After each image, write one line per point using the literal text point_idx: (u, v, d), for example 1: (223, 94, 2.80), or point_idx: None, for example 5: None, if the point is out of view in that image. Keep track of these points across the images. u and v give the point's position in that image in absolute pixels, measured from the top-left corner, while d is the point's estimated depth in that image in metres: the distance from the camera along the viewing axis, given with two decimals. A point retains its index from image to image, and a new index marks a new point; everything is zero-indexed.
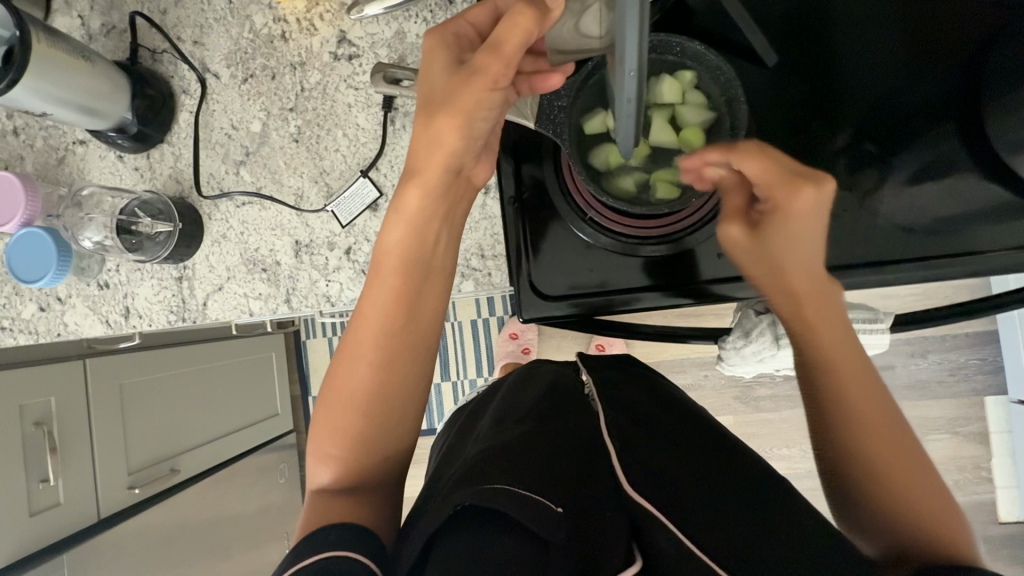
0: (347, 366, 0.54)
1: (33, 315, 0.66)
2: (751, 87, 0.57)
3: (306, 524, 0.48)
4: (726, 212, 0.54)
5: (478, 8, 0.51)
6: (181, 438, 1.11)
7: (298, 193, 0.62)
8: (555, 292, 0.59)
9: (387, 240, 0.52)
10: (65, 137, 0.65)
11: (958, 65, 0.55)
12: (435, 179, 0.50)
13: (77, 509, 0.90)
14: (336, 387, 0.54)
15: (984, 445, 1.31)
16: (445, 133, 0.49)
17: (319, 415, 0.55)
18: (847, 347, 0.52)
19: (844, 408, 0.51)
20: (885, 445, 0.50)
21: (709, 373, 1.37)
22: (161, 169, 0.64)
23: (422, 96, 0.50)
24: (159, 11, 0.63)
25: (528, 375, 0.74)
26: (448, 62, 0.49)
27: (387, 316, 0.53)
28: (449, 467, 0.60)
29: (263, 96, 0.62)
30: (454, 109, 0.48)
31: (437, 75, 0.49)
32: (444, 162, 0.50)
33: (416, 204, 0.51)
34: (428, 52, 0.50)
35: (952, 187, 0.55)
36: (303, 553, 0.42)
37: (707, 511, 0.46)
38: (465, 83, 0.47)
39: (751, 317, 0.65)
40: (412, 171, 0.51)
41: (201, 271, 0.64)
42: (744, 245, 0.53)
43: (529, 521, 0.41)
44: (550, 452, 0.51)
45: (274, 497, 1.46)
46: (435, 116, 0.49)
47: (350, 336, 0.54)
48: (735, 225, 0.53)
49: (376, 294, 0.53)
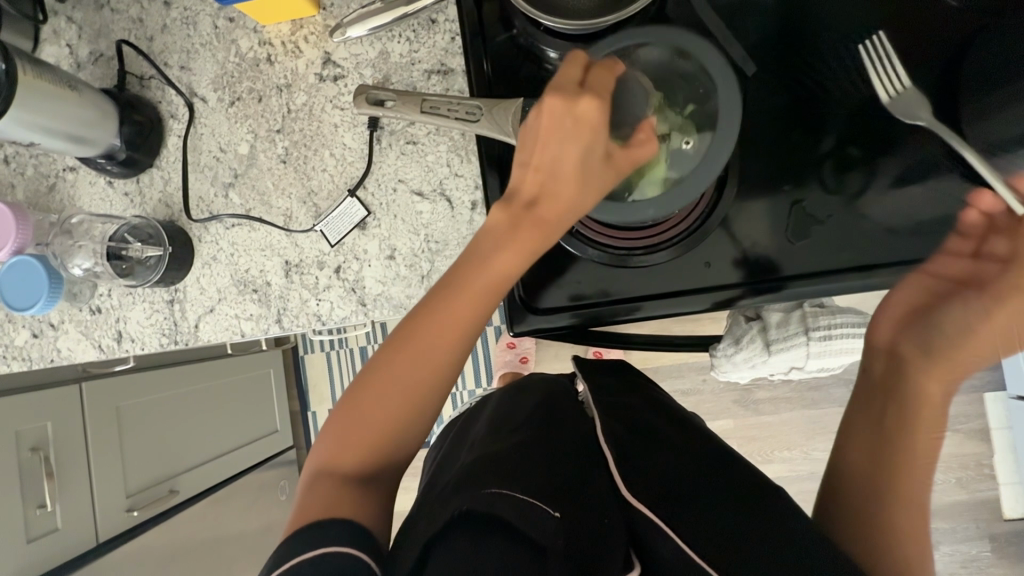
0: (406, 414, 0.50)
1: (26, 342, 0.66)
2: (886, 89, 0.56)
3: (303, 517, 0.45)
4: (785, 197, 0.57)
5: (605, 75, 0.49)
6: (180, 459, 1.11)
7: (287, 214, 0.62)
8: (547, 306, 0.59)
9: (483, 259, 0.50)
10: (55, 163, 0.65)
11: (937, 69, 0.55)
12: (555, 223, 0.49)
13: (74, 533, 0.90)
14: (370, 414, 0.50)
15: (987, 442, 1.30)
16: (577, 197, 0.49)
17: (357, 416, 0.50)
18: (946, 370, 0.53)
19: (905, 387, 0.53)
20: (915, 455, 0.52)
21: (707, 377, 1.37)
22: (151, 194, 0.64)
23: (526, 153, 0.50)
24: (145, 38, 0.64)
25: (523, 383, 0.74)
26: (587, 133, 0.48)
27: (456, 372, 0.52)
28: (444, 473, 0.60)
29: (250, 118, 0.63)
30: (592, 186, 0.49)
31: (586, 146, 0.48)
32: (563, 219, 0.50)
33: (525, 236, 0.50)
34: (550, 115, 0.48)
35: (934, 190, 0.55)
36: (296, 549, 0.41)
37: (697, 508, 0.47)
38: (602, 165, 0.49)
39: (740, 325, 0.67)
40: (520, 201, 0.50)
41: (192, 293, 0.64)
42: (789, 232, 0.56)
43: (526, 524, 0.42)
44: (548, 456, 0.52)
45: (276, 514, 1.46)
46: (566, 181, 0.49)
47: (399, 366, 0.50)
48: (791, 212, 0.57)
49: (473, 318, 0.50)
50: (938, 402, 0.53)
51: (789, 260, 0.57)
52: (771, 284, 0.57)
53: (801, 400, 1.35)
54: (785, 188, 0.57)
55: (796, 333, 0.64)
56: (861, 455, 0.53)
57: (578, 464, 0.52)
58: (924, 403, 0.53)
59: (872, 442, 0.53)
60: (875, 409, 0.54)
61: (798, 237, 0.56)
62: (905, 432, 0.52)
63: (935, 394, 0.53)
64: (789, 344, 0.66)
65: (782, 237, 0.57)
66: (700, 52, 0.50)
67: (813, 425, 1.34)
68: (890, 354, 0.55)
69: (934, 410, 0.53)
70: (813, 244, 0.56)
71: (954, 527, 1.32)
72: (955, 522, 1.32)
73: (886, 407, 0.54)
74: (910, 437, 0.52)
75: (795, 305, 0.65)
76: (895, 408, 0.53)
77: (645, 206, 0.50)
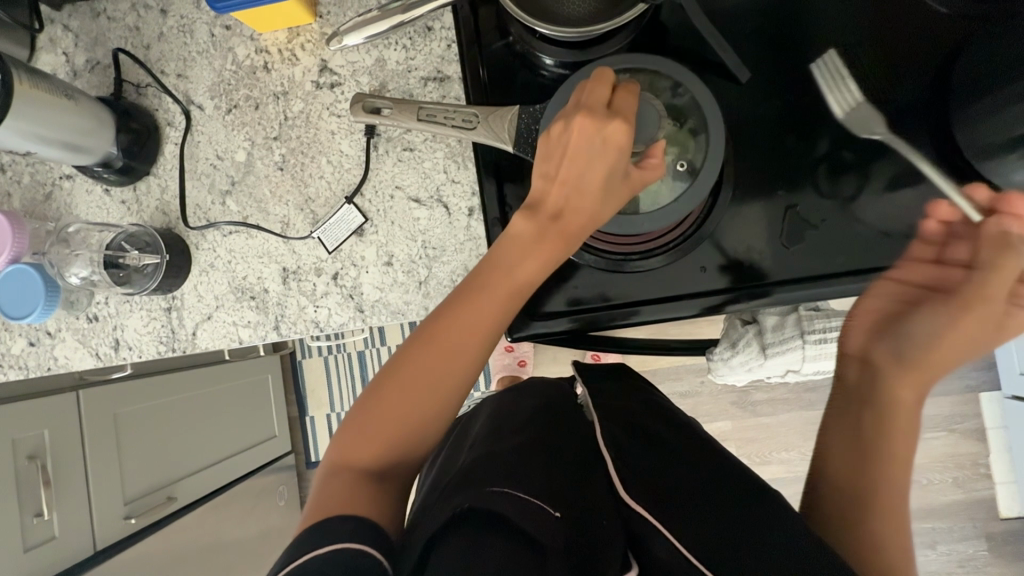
0: (430, 426, 0.51)
1: (23, 350, 0.66)
2: (841, 105, 0.57)
3: (318, 512, 0.45)
4: (780, 202, 0.57)
5: (629, 96, 0.50)
6: (177, 465, 1.10)
7: (284, 221, 0.62)
8: (545, 312, 0.59)
9: (511, 265, 0.51)
10: (51, 171, 0.65)
11: (927, 75, 0.56)
12: (578, 236, 0.51)
13: (72, 542, 0.90)
14: (397, 420, 0.50)
15: (983, 441, 1.31)
16: (595, 212, 0.50)
17: (380, 422, 0.50)
18: (921, 377, 0.55)
19: (880, 387, 0.56)
20: (894, 457, 0.53)
21: (705, 379, 1.37)
22: (148, 202, 0.64)
23: (549, 167, 0.51)
24: (142, 46, 0.64)
25: (521, 387, 0.74)
26: (614, 154, 0.48)
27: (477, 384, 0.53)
28: (442, 474, 0.60)
29: (247, 125, 0.63)
30: (612, 202, 0.50)
31: (609, 162, 0.49)
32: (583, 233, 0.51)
33: (548, 245, 0.51)
34: (579, 133, 0.48)
35: (925, 194, 0.56)
36: (311, 543, 0.40)
37: (695, 512, 0.47)
38: (622, 179, 0.50)
39: (736, 328, 0.68)
40: (544, 212, 0.51)
41: (190, 301, 0.64)
42: (784, 236, 0.57)
43: (527, 523, 0.42)
44: (548, 458, 0.52)
45: (274, 519, 1.45)
46: (587, 197, 0.50)
47: (427, 374, 0.50)
48: (785, 216, 0.57)
49: (496, 324, 0.51)
50: (913, 406, 0.55)
51: (784, 264, 0.57)
52: (766, 288, 0.57)
53: (799, 401, 1.35)
54: (780, 193, 0.57)
55: (791, 336, 0.66)
56: (842, 451, 0.55)
57: (576, 467, 0.53)
58: (899, 405, 0.55)
59: (856, 442, 0.55)
60: (853, 409, 0.57)
61: (792, 242, 0.57)
62: (891, 432, 0.54)
63: (909, 399, 0.55)
64: (786, 347, 0.67)
65: (777, 241, 0.57)
66: (691, 86, 0.52)
67: (811, 426, 1.35)
68: (868, 356, 0.58)
69: (910, 409, 0.55)
70: (808, 249, 0.57)
71: (952, 526, 1.32)
72: (953, 521, 1.32)
73: (864, 408, 0.56)
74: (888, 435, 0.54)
75: (790, 309, 0.67)
76: (872, 407, 0.56)
77: (640, 220, 0.52)
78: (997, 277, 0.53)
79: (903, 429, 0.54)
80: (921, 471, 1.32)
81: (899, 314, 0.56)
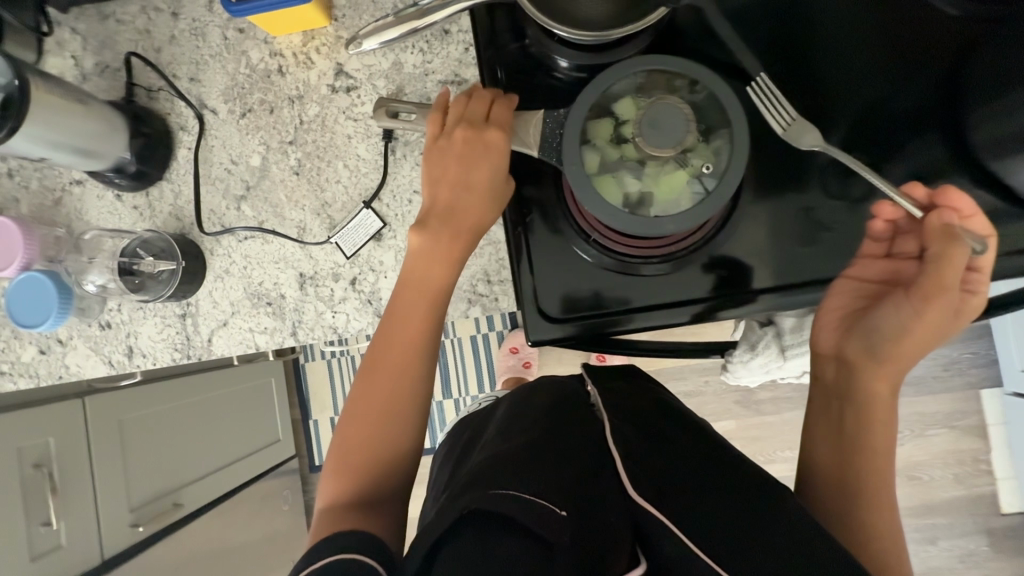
0: (367, 423, 0.56)
1: (34, 358, 0.65)
2: (778, 123, 0.55)
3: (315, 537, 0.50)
4: (798, 204, 0.57)
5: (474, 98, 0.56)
6: (181, 471, 1.09)
7: (301, 226, 0.62)
8: (559, 316, 0.59)
9: (423, 272, 0.56)
10: (61, 177, 0.65)
11: (941, 77, 0.56)
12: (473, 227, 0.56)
13: (78, 551, 0.89)
14: (350, 432, 0.56)
15: (983, 438, 1.33)
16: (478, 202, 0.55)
17: (339, 438, 0.57)
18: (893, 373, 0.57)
19: (857, 387, 0.58)
20: (879, 454, 0.57)
21: (709, 379, 1.38)
22: (160, 207, 0.64)
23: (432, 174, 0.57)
24: (153, 49, 0.64)
25: (533, 387, 0.74)
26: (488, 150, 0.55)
27: (401, 373, 0.57)
28: (458, 474, 0.60)
29: (262, 130, 0.63)
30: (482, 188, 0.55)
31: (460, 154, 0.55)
32: (483, 227, 0.57)
33: (451, 241, 0.56)
34: (458, 138, 0.55)
35: None
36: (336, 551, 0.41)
37: (710, 506, 0.46)
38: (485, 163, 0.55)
39: (755, 331, 0.69)
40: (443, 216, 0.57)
41: (205, 307, 0.63)
42: (802, 239, 0.57)
43: (536, 523, 0.42)
44: (558, 454, 0.52)
45: (279, 524, 1.44)
46: (467, 193, 0.56)
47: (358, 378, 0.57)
48: (803, 218, 0.57)
49: (407, 317, 0.56)
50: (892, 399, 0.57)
51: (803, 266, 0.57)
52: (780, 290, 0.57)
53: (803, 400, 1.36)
54: (798, 195, 0.57)
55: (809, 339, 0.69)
56: (830, 453, 0.58)
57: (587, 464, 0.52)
58: (876, 402, 0.57)
59: (844, 444, 0.58)
60: (838, 412, 0.59)
61: (810, 244, 0.57)
62: (872, 430, 0.57)
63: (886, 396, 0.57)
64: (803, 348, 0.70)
65: (796, 243, 0.57)
66: (714, 86, 0.51)
67: None
68: (845, 357, 0.59)
69: (887, 403, 0.57)
70: (825, 251, 0.57)
71: (953, 521, 1.34)
72: (954, 517, 1.34)
73: (847, 409, 0.58)
74: (871, 434, 0.57)
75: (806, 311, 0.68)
76: (852, 407, 0.58)
77: (662, 219, 0.50)
78: (954, 267, 0.52)
79: (884, 426, 0.57)
80: (922, 467, 1.34)
81: (863, 313, 0.58)
